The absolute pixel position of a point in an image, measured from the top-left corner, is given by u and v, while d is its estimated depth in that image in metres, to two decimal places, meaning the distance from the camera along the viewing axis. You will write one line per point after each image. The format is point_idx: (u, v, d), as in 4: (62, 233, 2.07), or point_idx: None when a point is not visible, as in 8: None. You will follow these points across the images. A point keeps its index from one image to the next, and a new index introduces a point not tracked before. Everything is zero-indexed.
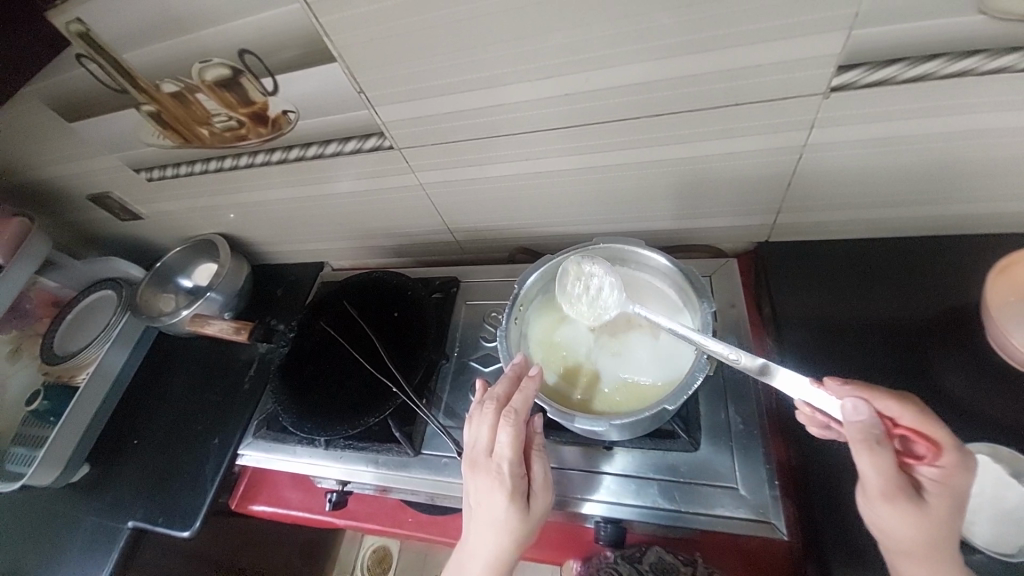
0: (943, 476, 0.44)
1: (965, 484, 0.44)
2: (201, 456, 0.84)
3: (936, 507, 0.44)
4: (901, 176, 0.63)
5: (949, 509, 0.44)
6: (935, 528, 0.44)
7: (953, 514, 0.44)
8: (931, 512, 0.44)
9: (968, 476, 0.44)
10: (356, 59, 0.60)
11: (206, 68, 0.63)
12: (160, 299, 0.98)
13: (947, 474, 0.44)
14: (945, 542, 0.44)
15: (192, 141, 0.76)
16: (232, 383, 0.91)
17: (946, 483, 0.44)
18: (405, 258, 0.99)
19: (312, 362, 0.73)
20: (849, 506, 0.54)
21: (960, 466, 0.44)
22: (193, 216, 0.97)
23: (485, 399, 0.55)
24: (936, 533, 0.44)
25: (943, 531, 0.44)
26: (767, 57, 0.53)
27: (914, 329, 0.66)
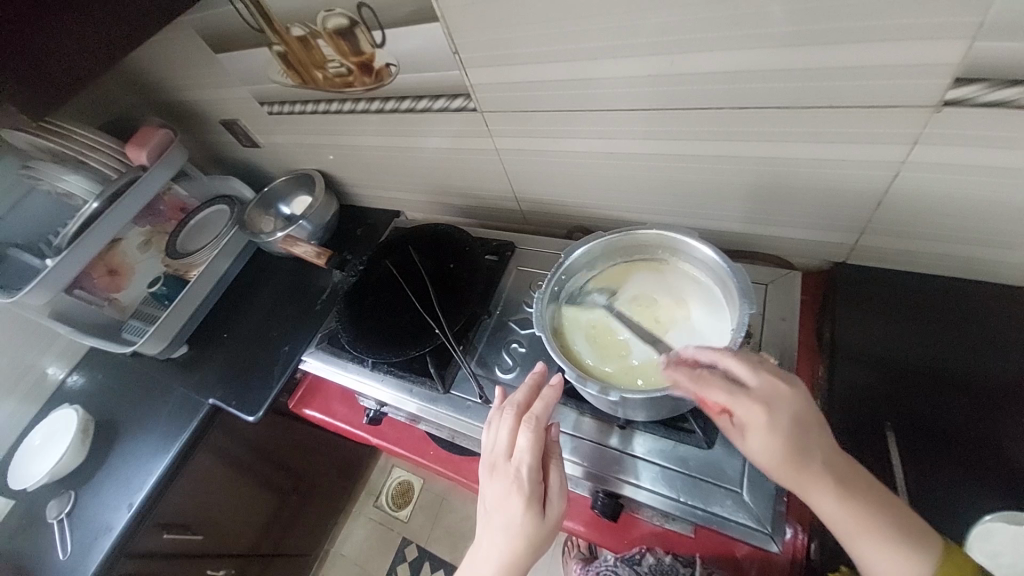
0: (744, 415, 0.47)
1: (766, 424, 0.46)
2: (273, 358, 0.97)
3: (754, 443, 0.47)
4: (1016, 214, 0.56)
5: (772, 445, 0.47)
6: (772, 459, 0.47)
7: (777, 454, 0.46)
8: (756, 446, 0.47)
9: (765, 420, 0.46)
10: (456, 21, 0.64)
11: (329, 17, 0.71)
12: (262, 219, 1.13)
13: (747, 412, 0.47)
14: (788, 469, 0.46)
15: (308, 83, 0.86)
16: (306, 302, 1.04)
17: (754, 420, 0.47)
18: (472, 219, 1.04)
19: (371, 294, 0.81)
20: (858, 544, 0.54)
21: (750, 409, 0.47)
22: (299, 152, 1.10)
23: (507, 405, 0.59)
24: (781, 464, 0.47)
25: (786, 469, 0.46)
26: (872, 58, 0.50)
27: (993, 385, 0.59)
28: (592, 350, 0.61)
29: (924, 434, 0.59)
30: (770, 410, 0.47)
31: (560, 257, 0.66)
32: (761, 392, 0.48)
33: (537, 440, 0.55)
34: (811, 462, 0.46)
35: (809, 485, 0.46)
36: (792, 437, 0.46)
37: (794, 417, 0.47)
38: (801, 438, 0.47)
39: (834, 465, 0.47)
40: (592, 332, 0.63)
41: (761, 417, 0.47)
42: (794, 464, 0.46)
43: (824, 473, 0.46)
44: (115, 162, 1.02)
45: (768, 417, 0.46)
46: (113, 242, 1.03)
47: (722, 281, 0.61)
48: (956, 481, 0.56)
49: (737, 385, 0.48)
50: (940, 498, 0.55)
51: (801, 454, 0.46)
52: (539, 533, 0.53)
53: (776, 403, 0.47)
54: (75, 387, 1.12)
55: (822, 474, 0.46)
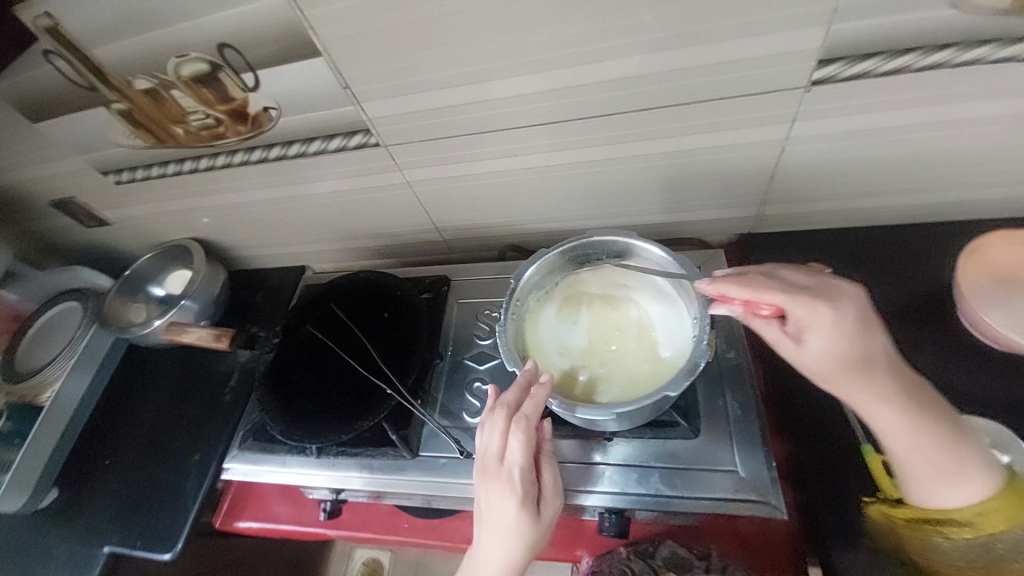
0: (805, 317, 0.49)
1: (822, 324, 0.48)
2: (181, 473, 0.80)
3: (815, 345, 0.49)
4: (876, 167, 0.65)
5: (831, 343, 0.48)
6: (834, 364, 0.48)
7: (831, 353, 0.48)
8: (813, 351, 0.49)
9: (821, 319, 0.48)
10: (342, 54, 0.59)
11: (182, 63, 0.61)
12: (131, 309, 0.94)
13: (807, 315, 0.49)
14: (845, 375, 0.48)
15: (166, 141, 0.73)
16: (211, 393, 0.87)
17: (814, 322, 0.49)
18: (390, 259, 0.97)
19: (299, 367, 0.71)
20: (852, 497, 0.58)
21: (813, 309, 0.49)
22: (166, 221, 0.93)
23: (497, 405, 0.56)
24: (839, 368, 0.48)
25: (844, 364, 0.48)
26: (751, 50, 0.55)
27: (893, 313, 0.69)
28: (564, 374, 0.59)
29: None
30: (837, 311, 0.48)
31: (510, 282, 0.63)
32: (840, 299, 0.49)
33: (530, 442, 0.52)
34: (879, 365, 0.48)
35: (869, 394, 0.48)
36: (857, 340, 0.48)
37: (866, 320, 0.49)
38: (867, 349, 0.48)
39: (896, 378, 0.48)
40: (571, 360, 0.60)
41: (828, 318, 0.48)
42: (856, 369, 0.48)
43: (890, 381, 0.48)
44: None
45: (838, 320, 0.48)
46: None
47: (668, 274, 0.62)
48: None
49: (801, 290, 0.50)
50: None
51: (867, 358, 0.48)
52: (536, 534, 0.52)
53: (845, 304, 0.49)
54: None
55: (885, 378, 0.48)
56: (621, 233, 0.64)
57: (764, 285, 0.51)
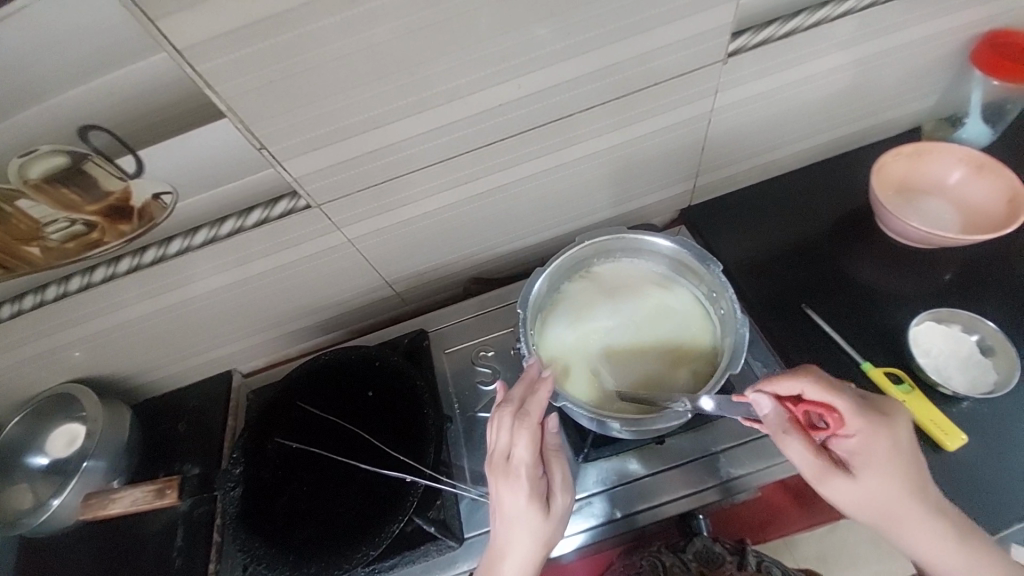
0: (860, 434, 0.47)
1: (884, 444, 0.47)
2: None
3: (869, 475, 0.47)
4: (782, 120, 0.73)
5: (883, 471, 0.47)
6: (880, 494, 0.47)
7: (883, 496, 0.47)
8: (868, 480, 0.47)
9: (883, 441, 0.47)
10: (251, 111, 0.50)
11: (29, 162, 0.48)
12: (5, 496, 0.71)
13: (863, 436, 0.47)
14: (893, 501, 0.47)
15: (16, 267, 0.56)
16: (154, 566, 0.68)
17: (869, 446, 0.47)
18: (338, 332, 0.85)
19: (285, 491, 0.58)
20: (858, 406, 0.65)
21: (869, 431, 0.47)
22: (30, 370, 0.72)
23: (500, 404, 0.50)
24: (894, 488, 0.47)
25: (898, 488, 0.47)
26: (671, 36, 0.57)
27: (832, 240, 0.77)
28: (597, 382, 0.57)
29: (827, 298, 0.72)
30: (897, 434, 0.47)
31: (517, 305, 0.59)
32: (889, 412, 0.49)
33: (537, 440, 0.48)
34: (920, 497, 0.48)
35: (906, 507, 0.48)
36: (907, 457, 0.48)
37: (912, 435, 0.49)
38: (913, 463, 0.48)
39: (915, 464, 0.48)
40: (615, 353, 0.58)
41: (883, 437, 0.47)
42: (905, 480, 0.47)
43: (921, 483, 0.48)
44: None
45: (892, 436, 0.47)
46: None
47: (675, 262, 0.61)
48: (866, 321, 0.69)
49: (859, 403, 0.48)
50: (870, 341, 0.67)
51: (913, 467, 0.48)
52: (549, 530, 0.49)
53: (899, 424, 0.48)
54: None
55: (924, 510, 0.48)
56: (611, 231, 0.62)
57: (832, 389, 0.48)
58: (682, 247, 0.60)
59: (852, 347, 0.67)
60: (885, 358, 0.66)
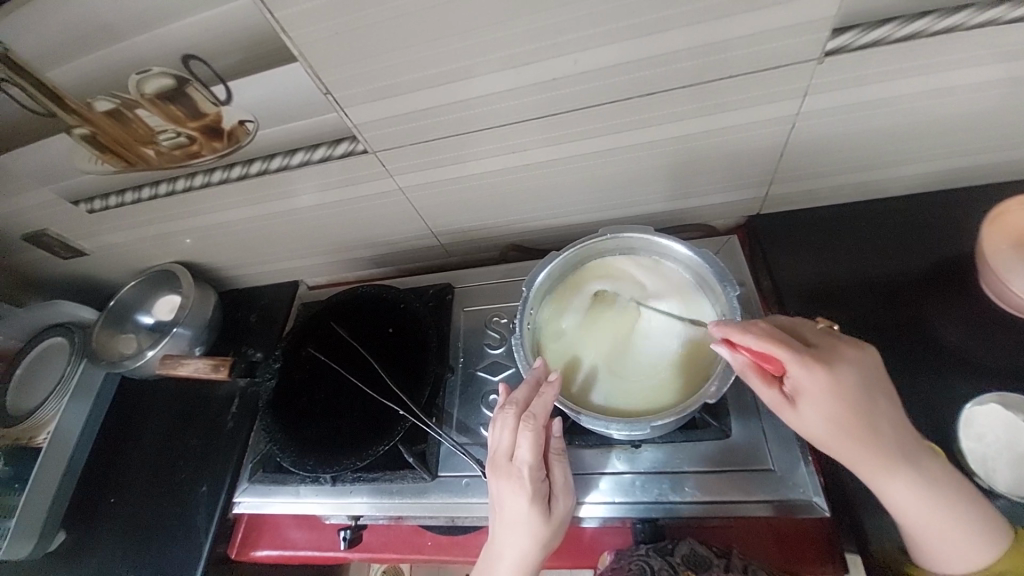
0: (800, 381, 0.47)
1: (827, 386, 0.46)
2: (190, 509, 0.78)
3: (811, 413, 0.47)
4: (890, 137, 0.63)
5: (831, 412, 0.46)
6: (831, 434, 0.47)
7: (833, 435, 0.47)
8: (811, 418, 0.47)
9: (825, 381, 0.46)
10: (319, 58, 0.54)
11: (145, 80, 0.57)
12: (119, 341, 0.89)
13: (803, 380, 0.47)
14: (846, 439, 0.46)
15: (136, 163, 0.68)
16: (211, 423, 0.84)
17: (809, 389, 0.46)
18: (387, 268, 0.93)
19: (306, 393, 0.68)
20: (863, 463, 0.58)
21: (810, 374, 0.46)
22: (148, 247, 0.88)
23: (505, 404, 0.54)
24: (840, 430, 0.46)
25: (852, 431, 0.46)
26: (756, 25, 0.51)
27: (913, 284, 0.67)
28: (579, 375, 0.57)
29: (882, 349, 0.64)
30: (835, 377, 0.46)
31: (524, 286, 0.62)
32: (832, 358, 0.47)
33: (538, 441, 0.51)
34: (882, 444, 0.46)
35: (870, 455, 0.46)
36: (857, 401, 0.46)
37: (863, 378, 0.47)
38: (869, 403, 0.46)
39: (873, 407, 0.46)
40: (604, 352, 0.58)
41: (824, 377, 0.46)
42: (850, 426, 0.46)
43: (879, 429, 0.46)
44: None
45: (842, 376, 0.46)
46: None
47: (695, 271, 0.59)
48: (920, 385, 0.61)
49: (799, 351, 0.47)
50: (915, 405, 0.60)
51: (865, 409, 0.46)
52: (549, 530, 0.51)
53: (845, 367, 0.47)
54: None
55: (885, 454, 0.46)
56: (636, 229, 0.61)
57: (770, 338, 0.48)
58: (703, 260, 0.57)
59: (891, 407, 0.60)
60: (927, 430, 0.58)
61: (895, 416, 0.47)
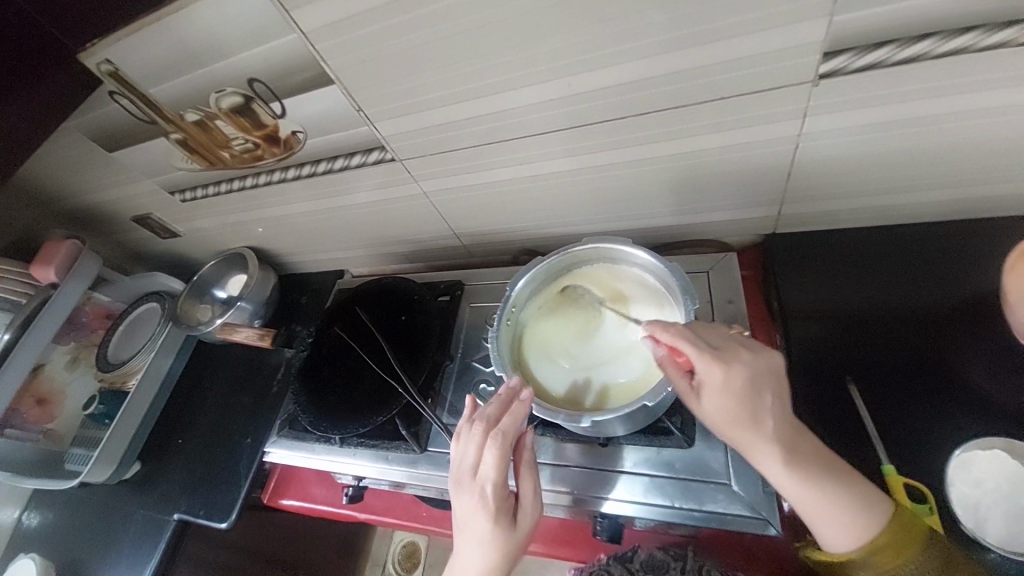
0: (703, 374, 0.49)
1: (718, 378, 0.48)
2: (236, 455, 0.92)
3: (707, 404, 0.49)
4: (906, 162, 0.60)
5: (724, 403, 0.48)
6: (724, 425, 0.49)
7: (724, 421, 0.48)
8: (708, 409, 0.49)
9: (719, 373, 0.48)
10: (352, 80, 0.64)
11: (221, 97, 0.69)
12: (197, 309, 1.07)
13: (705, 374, 0.49)
14: (740, 432, 0.48)
15: (216, 163, 0.83)
16: (262, 386, 0.99)
17: (710, 382, 0.49)
18: (418, 263, 1.03)
19: (328, 365, 0.78)
20: None
21: (706, 367, 0.49)
22: (224, 233, 1.05)
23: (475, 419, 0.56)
24: (733, 425, 0.48)
25: (744, 423, 0.48)
26: (746, 49, 0.52)
27: (930, 319, 0.64)
28: (544, 376, 0.61)
29: (879, 380, 0.63)
30: (732, 372, 0.48)
31: (506, 289, 0.66)
32: (734, 355, 0.49)
33: (503, 457, 0.52)
34: (770, 438, 0.47)
35: (761, 450, 0.47)
36: (749, 397, 0.48)
37: (761, 375, 0.48)
38: (760, 398, 0.48)
39: (767, 403, 0.48)
40: (569, 356, 0.62)
41: (718, 370, 0.48)
42: (741, 420, 0.48)
43: (767, 424, 0.47)
44: (22, 286, 0.92)
45: (741, 373, 0.48)
46: (35, 369, 0.96)
47: (663, 279, 0.61)
48: (916, 421, 0.59)
49: (706, 346, 0.50)
50: (906, 442, 0.58)
51: (758, 405, 0.47)
52: (512, 549, 0.51)
53: (743, 368, 0.48)
54: (27, 533, 1.01)
55: (772, 445, 0.47)
56: (615, 239, 0.64)
57: (679, 333, 0.51)
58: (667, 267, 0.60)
59: (880, 441, 0.59)
60: (915, 467, 0.57)
61: (788, 413, 0.48)
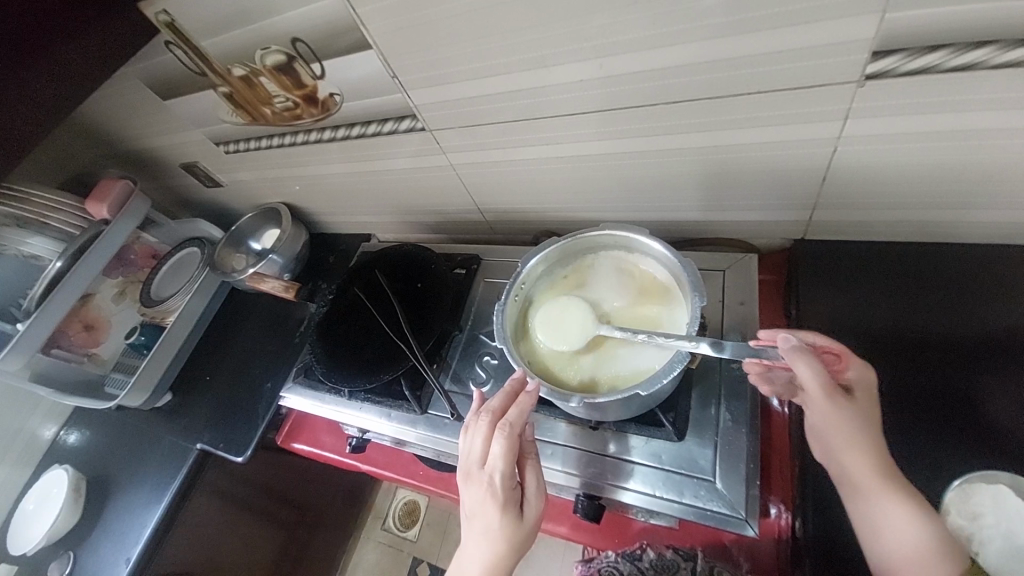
0: (860, 376, 0.53)
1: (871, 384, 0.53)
2: (256, 396, 0.99)
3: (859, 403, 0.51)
4: (955, 176, 0.56)
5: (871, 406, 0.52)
6: (864, 422, 0.50)
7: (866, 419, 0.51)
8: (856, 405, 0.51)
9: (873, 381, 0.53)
10: (389, 47, 0.65)
11: (266, 55, 0.72)
12: (232, 257, 1.14)
13: (863, 378, 0.53)
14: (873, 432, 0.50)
15: (258, 119, 0.86)
16: (286, 335, 1.06)
17: (865, 385, 0.53)
18: (442, 234, 1.06)
19: (344, 322, 0.82)
20: (837, 507, 0.57)
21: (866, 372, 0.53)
22: (263, 187, 1.10)
23: (481, 410, 0.57)
24: (871, 427, 0.50)
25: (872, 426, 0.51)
26: (788, 43, 0.50)
27: (961, 345, 0.61)
28: (533, 350, 0.63)
29: (893, 402, 0.60)
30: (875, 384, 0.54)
31: (517, 265, 0.67)
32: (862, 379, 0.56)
33: (511, 448, 0.52)
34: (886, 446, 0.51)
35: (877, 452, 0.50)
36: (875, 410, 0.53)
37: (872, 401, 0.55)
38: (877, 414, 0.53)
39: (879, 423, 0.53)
40: None
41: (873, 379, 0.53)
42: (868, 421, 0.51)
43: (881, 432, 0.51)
44: (77, 220, 1.00)
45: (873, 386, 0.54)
46: (86, 297, 1.03)
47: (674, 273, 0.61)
48: (924, 447, 0.57)
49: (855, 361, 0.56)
50: (909, 466, 0.57)
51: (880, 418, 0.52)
52: (518, 539, 0.51)
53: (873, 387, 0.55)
54: (70, 443, 1.12)
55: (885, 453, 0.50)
56: (632, 228, 0.64)
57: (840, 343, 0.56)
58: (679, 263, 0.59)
59: None
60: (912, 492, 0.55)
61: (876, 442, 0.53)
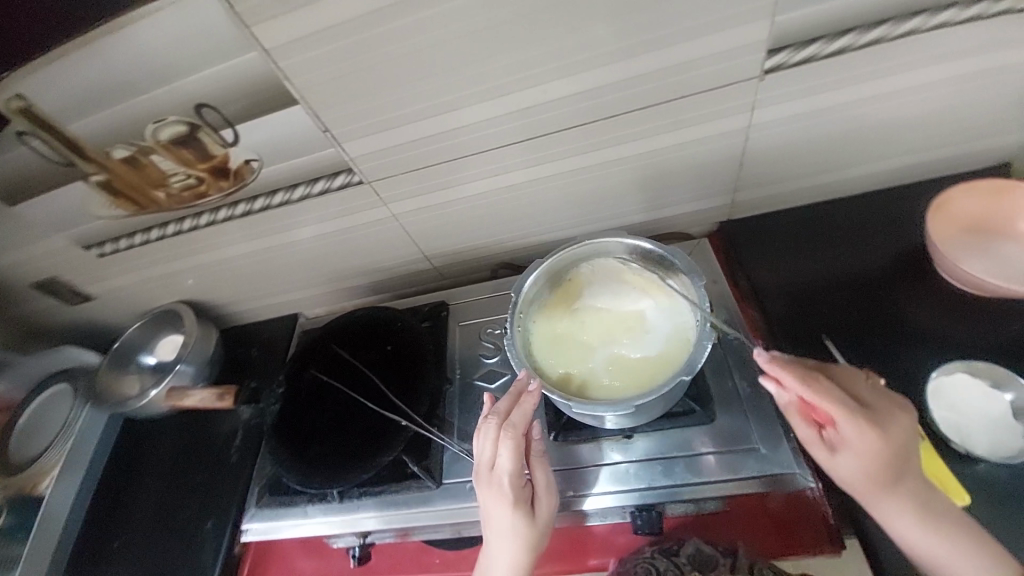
0: (848, 433, 0.49)
1: (874, 442, 0.48)
2: (196, 545, 0.78)
3: (845, 458, 0.50)
4: (838, 141, 0.69)
5: (864, 462, 0.49)
6: (853, 472, 0.50)
7: (863, 472, 0.49)
8: (841, 461, 0.50)
9: (873, 438, 0.48)
10: (317, 99, 0.61)
11: (161, 128, 0.63)
12: (122, 381, 0.92)
13: (852, 435, 0.49)
14: (873, 483, 0.49)
15: (147, 206, 0.73)
16: (218, 456, 0.86)
17: (853, 443, 0.49)
18: (384, 295, 0.98)
19: (311, 413, 0.70)
20: None
21: (855, 432, 0.48)
22: (152, 289, 0.92)
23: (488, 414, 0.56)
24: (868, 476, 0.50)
25: (868, 474, 0.49)
26: (703, 50, 0.57)
27: (879, 277, 0.73)
28: (557, 370, 0.60)
29: (855, 337, 0.68)
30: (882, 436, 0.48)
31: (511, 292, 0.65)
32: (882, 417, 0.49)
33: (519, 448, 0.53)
34: (890, 485, 0.49)
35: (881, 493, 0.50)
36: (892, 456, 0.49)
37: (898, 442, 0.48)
38: (896, 459, 0.49)
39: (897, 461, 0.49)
40: (580, 350, 0.61)
41: (873, 437, 0.48)
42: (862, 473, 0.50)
43: (900, 481, 0.49)
44: None
45: (882, 441, 0.48)
46: None
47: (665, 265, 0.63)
48: (893, 366, 0.65)
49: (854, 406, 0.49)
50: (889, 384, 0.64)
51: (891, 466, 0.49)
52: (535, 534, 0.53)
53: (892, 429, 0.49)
54: None
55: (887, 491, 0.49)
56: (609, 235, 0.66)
57: (824, 396, 0.49)
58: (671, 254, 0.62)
59: None
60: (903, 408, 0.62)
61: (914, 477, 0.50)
